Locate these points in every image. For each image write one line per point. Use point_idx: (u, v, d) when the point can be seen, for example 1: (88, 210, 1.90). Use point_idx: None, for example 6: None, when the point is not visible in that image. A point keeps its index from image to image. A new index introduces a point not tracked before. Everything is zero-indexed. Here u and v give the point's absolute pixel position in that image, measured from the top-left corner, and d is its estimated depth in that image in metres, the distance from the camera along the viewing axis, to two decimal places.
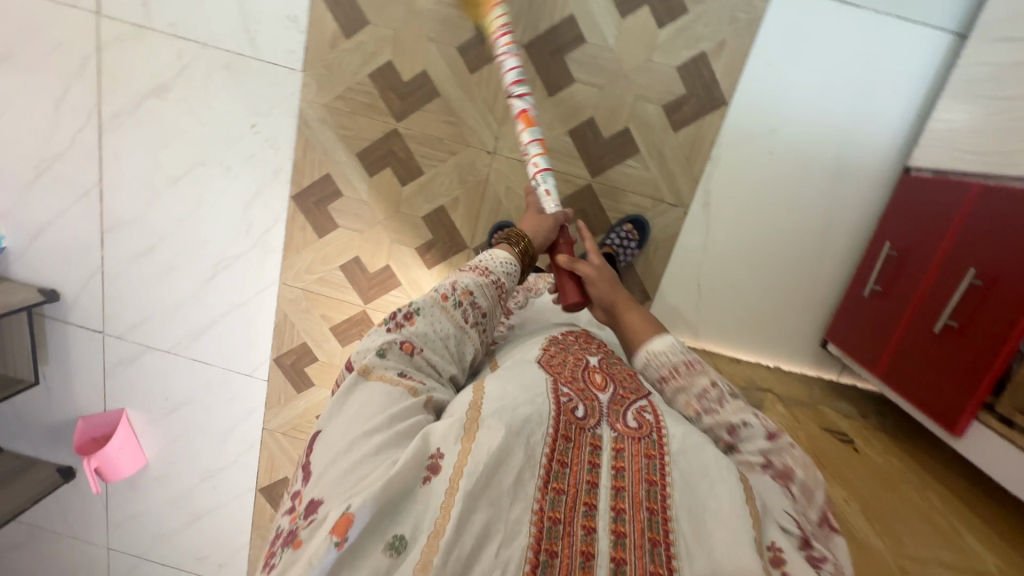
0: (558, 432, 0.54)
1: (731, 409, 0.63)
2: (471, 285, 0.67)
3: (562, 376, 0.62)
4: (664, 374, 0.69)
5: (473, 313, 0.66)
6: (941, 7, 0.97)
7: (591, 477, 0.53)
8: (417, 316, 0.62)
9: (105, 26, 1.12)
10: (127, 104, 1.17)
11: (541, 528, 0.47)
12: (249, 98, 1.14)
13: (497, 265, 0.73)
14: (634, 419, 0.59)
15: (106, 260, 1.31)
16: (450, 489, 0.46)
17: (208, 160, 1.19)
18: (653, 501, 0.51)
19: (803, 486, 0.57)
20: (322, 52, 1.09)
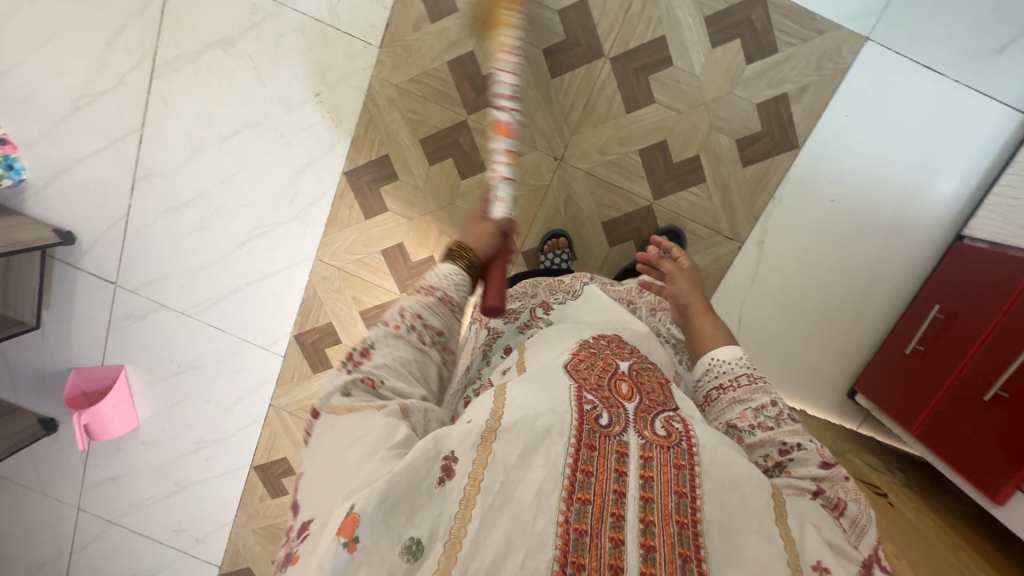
0: (581, 441, 0.47)
1: (788, 429, 0.58)
2: (418, 308, 0.59)
3: (586, 381, 0.53)
4: (722, 383, 0.66)
5: (430, 335, 0.59)
6: (1017, 87, 0.99)
7: (617, 487, 0.45)
8: (373, 351, 0.55)
9: None
10: (187, 51, 1.12)
11: (566, 540, 0.41)
12: (318, 66, 1.10)
13: (444, 281, 0.64)
14: (662, 427, 0.50)
15: (135, 208, 1.24)
16: (466, 500, 0.43)
17: (263, 122, 1.15)
18: (683, 514, 0.44)
19: (854, 521, 0.53)
20: (404, 33, 1.07)
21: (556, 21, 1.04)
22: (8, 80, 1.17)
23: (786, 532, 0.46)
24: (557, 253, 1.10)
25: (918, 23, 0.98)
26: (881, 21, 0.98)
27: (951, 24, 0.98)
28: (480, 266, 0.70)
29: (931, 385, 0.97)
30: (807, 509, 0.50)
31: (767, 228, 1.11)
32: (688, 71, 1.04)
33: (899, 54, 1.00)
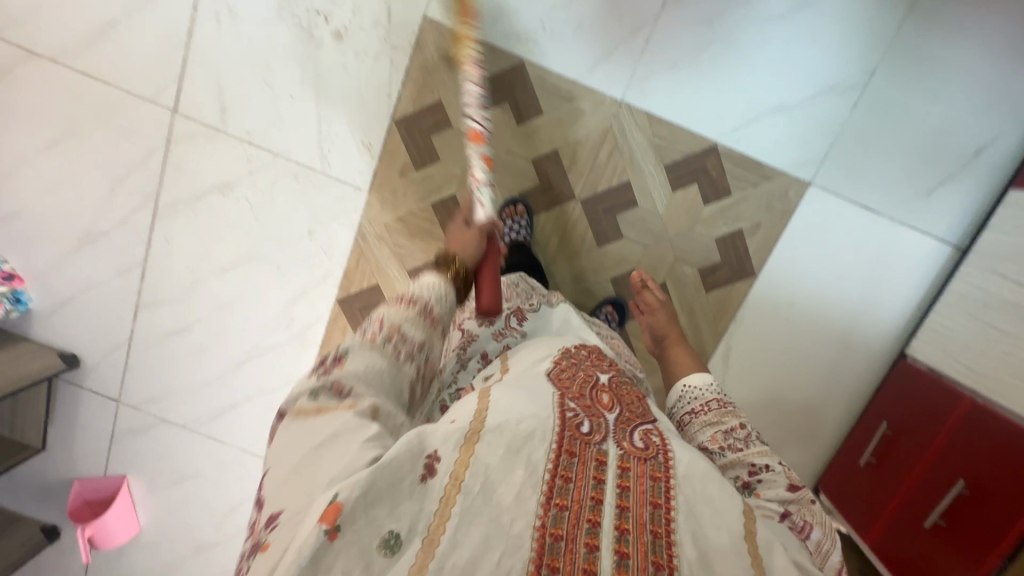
0: (562, 448, 0.53)
1: (755, 451, 0.70)
2: (397, 320, 0.63)
3: (570, 392, 0.62)
4: (695, 408, 0.79)
5: (407, 347, 0.62)
6: (947, 223, 1.10)
7: (596, 494, 0.51)
8: (346, 359, 0.58)
9: (179, 123, 1.15)
10: (187, 194, 1.19)
11: (542, 545, 0.45)
12: (312, 208, 1.18)
13: (426, 292, 0.67)
14: (640, 440, 0.59)
15: (137, 333, 1.31)
16: (446, 498, 0.46)
17: (259, 257, 1.23)
18: (657, 524, 0.49)
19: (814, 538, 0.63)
20: (391, 178, 1.15)
21: (530, 168, 1.13)
22: (17, 220, 1.24)
23: (753, 551, 0.50)
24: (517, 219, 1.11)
25: (856, 168, 1.09)
26: (823, 166, 1.09)
27: (885, 168, 1.08)
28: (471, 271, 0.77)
29: (883, 497, 1.06)
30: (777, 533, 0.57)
31: (732, 343, 1.19)
32: (652, 211, 1.13)
33: (840, 193, 1.10)
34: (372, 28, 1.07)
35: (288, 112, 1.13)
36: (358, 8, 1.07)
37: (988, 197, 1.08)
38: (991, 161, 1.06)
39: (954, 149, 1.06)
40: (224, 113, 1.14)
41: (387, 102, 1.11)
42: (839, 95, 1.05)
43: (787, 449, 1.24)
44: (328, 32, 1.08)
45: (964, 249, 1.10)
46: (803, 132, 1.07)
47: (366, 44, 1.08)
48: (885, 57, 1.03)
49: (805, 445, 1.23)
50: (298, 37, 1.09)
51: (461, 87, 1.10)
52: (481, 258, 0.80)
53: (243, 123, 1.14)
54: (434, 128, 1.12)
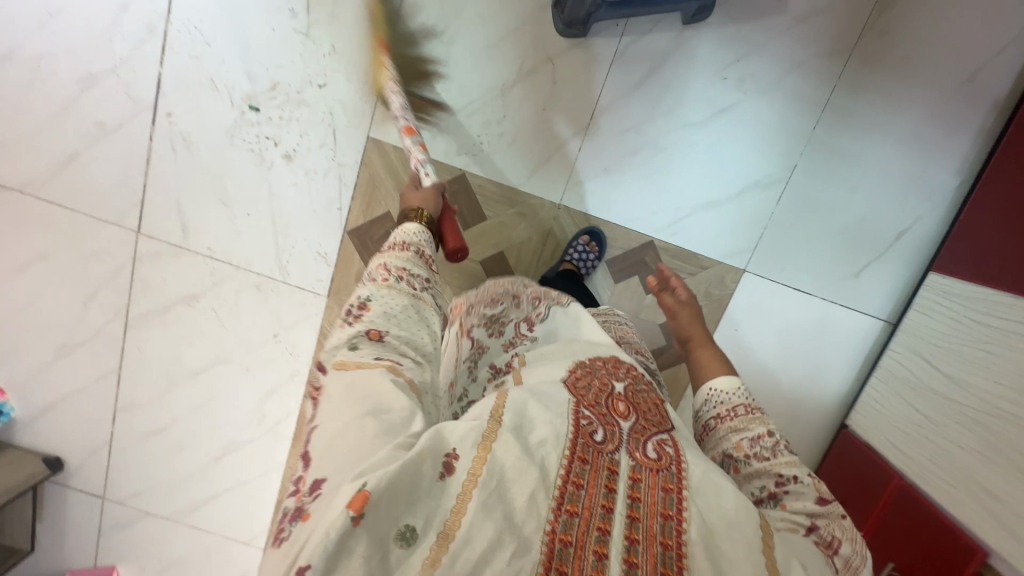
0: (574, 454, 0.50)
1: (783, 461, 0.61)
2: (403, 262, 0.66)
3: (584, 398, 0.58)
4: (719, 413, 0.70)
5: (419, 281, 0.65)
6: (876, 302, 1.16)
7: (606, 502, 0.48)
8: (371, 303, 0.59)
9: (143, 242, 1.21)
10: (156, 306, 1.25)
11: (551, 549, 0.43)
12: (275, 313, 1.24)
13: (414, 238, 0.73)
14: (653, 450, 0.55)
15: (117, 435, 1.36)
16: (463, 494, 0.43)
17: (229, 359, 1.28)
18: (668, 535, 0.47)
19: (848, 561, 0.53)
20: (347, 283, 1.21)
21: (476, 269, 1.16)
22: None
23: (770, 563, 0.47)
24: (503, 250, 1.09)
25: (786, 255, 1.14)
26: (754, 256, 1.15)
27: (813, 254, 1.14)
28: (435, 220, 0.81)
29: None
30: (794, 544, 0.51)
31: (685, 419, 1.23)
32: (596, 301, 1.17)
33: (773, 279, 1.16)
34: (319, 149, 1.13)
35: (246, 227, 1.18)
36: (304, 131, 1.12)
37: (914, 275, 1.13)
38: (914, 243, 1.12)
39: (877, 235, 1.12)
40: (186, 232, 1.19)
41: (338, 215, 1.17)
42: (765, 190, 1.11)
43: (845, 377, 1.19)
44: (278, 154, 1.13)
45: (894, 325, 1.15)
46: (734, 224, 1.13)
47: (314, 163, 1.14)
48: (804, 155, 1.09)
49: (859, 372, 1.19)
50: (250, 160, 1.14)
51: None
52: (441, 214, 0.84)
53: (204, 240, 1.20)
54: (385, 236, 1.17)
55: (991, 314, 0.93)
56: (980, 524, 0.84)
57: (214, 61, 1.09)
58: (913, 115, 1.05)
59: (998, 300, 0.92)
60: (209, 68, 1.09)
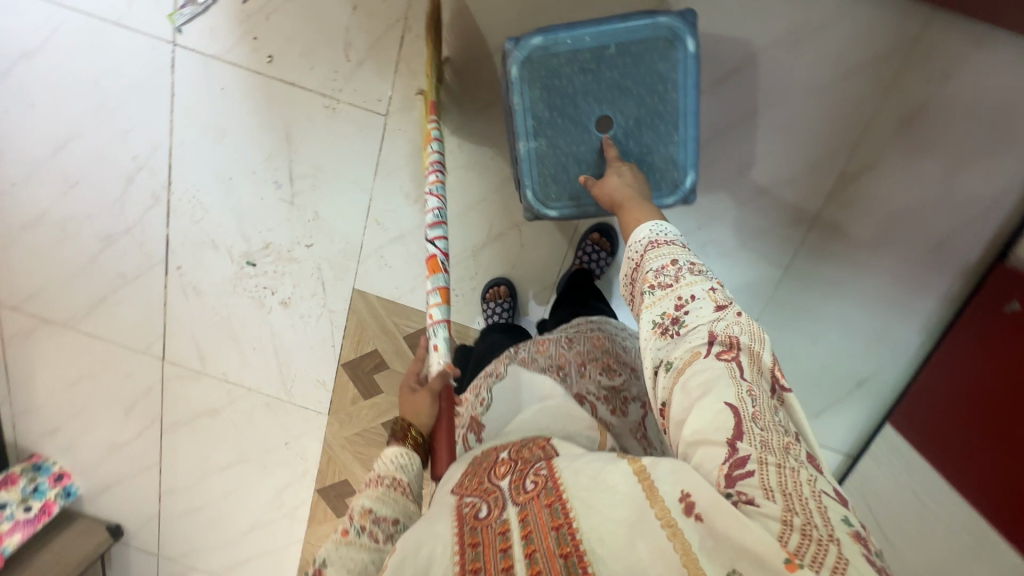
0: (463, 543, 0.56)
1: (685, 283, 0.61)
2: (368, 504, 0.66)
3: (466, 486, 0.64)
4: (635, 262, 0.68)
5: (384, 529, 0.65)
6: (837, 437, 1.20)
7: (505, 563, 0.52)
8: (326, 568, 0.60)
9: (169, 367, 1.37)
10: (185, 416, 1.43)
11: None
12: (285, 426, 1.40)
13: (389, 468, 0.71)
14: (530, 481, 0.59)
15: (164, 511, 1.59)
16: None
17: (250, 459, 1.46)
18: (565, 545, 0.51)
19: (751, 350, 0.55)
20: (345, 405, 1.35)
21: None
22: (57, 435, 1.52)
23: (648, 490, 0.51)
24: (499, 302, 1.13)
25: None
26: None
27: None
28: (425, 434, 0.76)
29: None
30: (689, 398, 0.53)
31: None
32: None
33: None
34: (311, 297, 1.24)
35: (253, 358, 1.33)
36: (297, 282, 1.22)
37: (875, 418, 1.17)
38: (876, 389, 1.15)
39: (839, 380, 1.15)
40: (204, 360, 1.35)
41: (332, 350, 1.29)
42: None
43: (827, 428, 1.20)
44: (275, 301, 1.25)
45: (853, 459, 1.20)
46: None
47: (308, 308, 1.25)
48: (765, 311, 1.12)
49: (845, 410, 1.17)
50: (252, 305, 1.26)
51: (392, 338, 1.25)
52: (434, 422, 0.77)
53: (219, 367, 1.35)
54: (375, 368, 1.29)
55: (948, 513, 0.94)
56: None
57: (213, 224, 1.19)
58: (876, 276, 1.06)
59: (948, 491, 0.95)
60: (209, 231, 1.20)
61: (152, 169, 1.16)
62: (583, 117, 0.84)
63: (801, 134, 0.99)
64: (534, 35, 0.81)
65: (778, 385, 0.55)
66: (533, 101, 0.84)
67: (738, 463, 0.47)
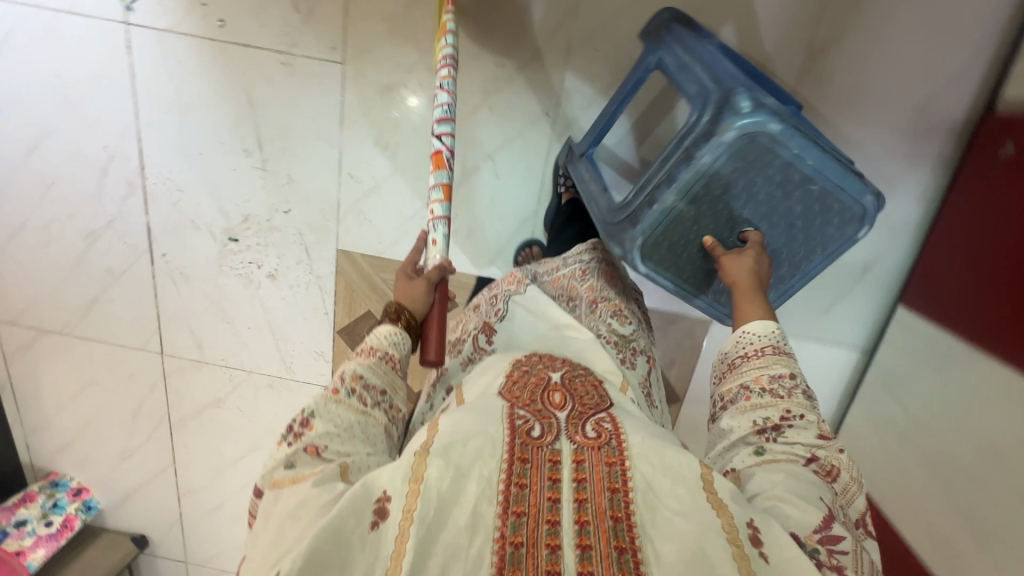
0: (513, 457, 0.57)
1: (797, 401, 0.66)
2: (358, 370, 0.69)
3: (519, 402, 0.65)
4: (746, 352, 0.72)
5: (371, 395, 0.69)
6: (850, 333, 1.16)
7: (551, 494, 0.54)
8: (314, 420, 0.65)
9: (169, 361, 1.37)
10: (191, 410, 1.43)
11: (502, 557, 0.48)
12: (290, 406, 1.39)
13: (382, 341, 0.74)
14: (592, 430, 0.61)
15: (186, 514, 1.59)
16: (400, 535, 0.49)
17: (261, 446, 1.45)
18: (617, 509, 0.53)
19: (843, 487, 0.62)
20: None
21: None
22: (70, 449, 1.52)
23: (714, 502, 0.53)
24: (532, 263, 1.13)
25: None
26: None
27: None
28: (417, 319, 0.77)
29: None
30: (785, 478, 0.59)
31: None
32: None
33: None
34: (297, 265, 1.23)
35: (249, 338, 1.32)
36: (281, 252, 1.22)
37: (886, 306, 1.13)
38: (881, 274, 1.11)
39: (841, 271, 1.12)
40: (202, 348, 1.34)
41: (325, 318, 1.27)
42: None
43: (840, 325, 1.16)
44: (262, 275, 1.24)
45: (871, 353, 1.16)
46: None
47: (295, 278, 1.24)
48: None
49: (854, 302, 1.13)
50: (241, 283, 1.26)
51: (383, 297, 1.24)
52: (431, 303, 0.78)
53: (218, 353, 1.34)
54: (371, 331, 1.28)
55: (966, 374, 0.90)
56: None
57: (190, 204, 1.19)
58: (862, 153, 1.03)
59: (968, 355, 0.91)
60: (188, 211, 1.20)
61: (124, 156, 1.16)
62: (736, 220, 0.80)
63: (762, 16, 0.97)
64: (733, 130, 0.71)
65: (863, 521, 0.62)
66: (698, 195, 0.76)
67: (825, 544, 0.53)
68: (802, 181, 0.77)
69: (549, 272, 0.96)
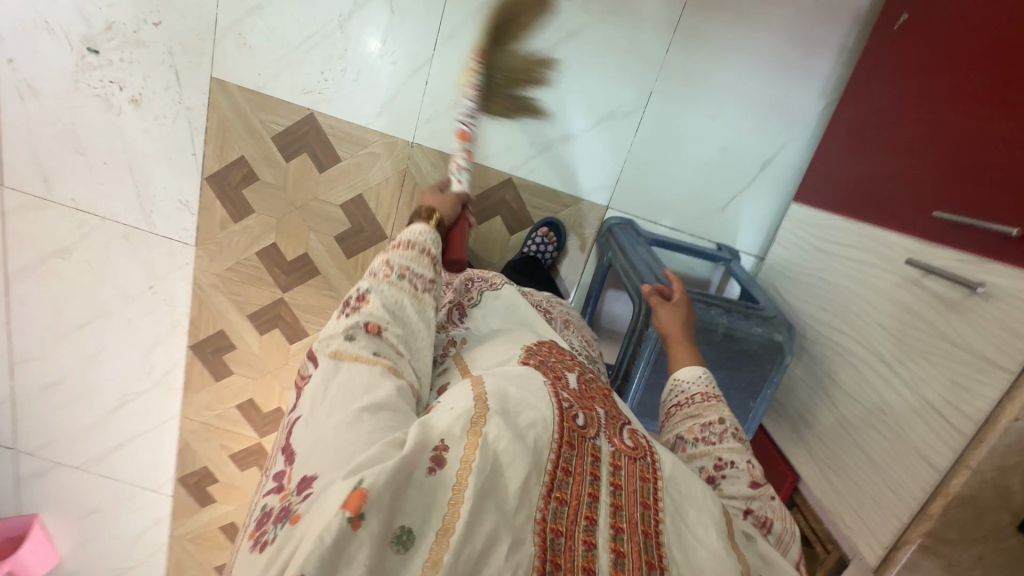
0: (562, 440, 0.43)
1: (729, 447, 0.51)
2: (407, 258, 0.59)
3: (556, 381, 0.50)
4: (680, 401, 0.58)
5: (422, 282, 0.59)
6: (747, 235, 1.12)
7: (593, 490, 0.42)
8: (371, 295, 0.55)
9: (7, 196, 1.20)
10: (31, 261, 1.26)
11: (544, 540, 0.37)
12: (148, 266, 1.24)
13: (421, 236, 0.62)
14: (630, 436, 0.48)
15: (17, 391, 1.39)
16: (459, 483, 0.36)
17: (111, 312, 1.29)
18: (648, 523, 0.41)
19: (779, 539, 0.47)
20: (213, 233, 1.20)
21: (339, 213, 1.16)
22: None
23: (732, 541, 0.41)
24: None
25: (649, 194, 1.10)
26: (616, 192, 1.11)
27: (679, 182, 1.09)
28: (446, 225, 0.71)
29: None
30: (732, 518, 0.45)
31: None
32: None
33: (636, 217, 1.12)
34: (164, 91, 1.10)
35: (105, 177, 1.17)
36: (146, 74, 1.09)
37: (779, 207, 1.10)
38: (780, 171, 1.07)
39: (740, 162, 1.08)
40: (47, 183, 1.18)
41: (194, 161, 1.15)
42: (621, 121, 1.06)
43: (733, 225, 1.11)
44: (124, 99, 1.11)
45: (762, 259, 1.12)
46: (592, 159, 1.09)
47: (162, 107, 1.11)
48: (659, 82, 1.04)
49: (749, 200, 1.10)
50: (98, 106, 1.12)
51: (258, 140, 1.12)
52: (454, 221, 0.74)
53: (67, 192, 1.19)
54: (243, 182, 1.15)
55: (833, 240, 0.87)
56: (797, 458, 0.82)
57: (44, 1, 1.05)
58: (770, 31, 1.00)
59: (841, 225, 0.87)
60: (42, 10, 1.06)
61: None
62: None
63: None
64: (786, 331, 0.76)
65: None
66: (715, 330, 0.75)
67: None
68: (757, 387, 0.78)
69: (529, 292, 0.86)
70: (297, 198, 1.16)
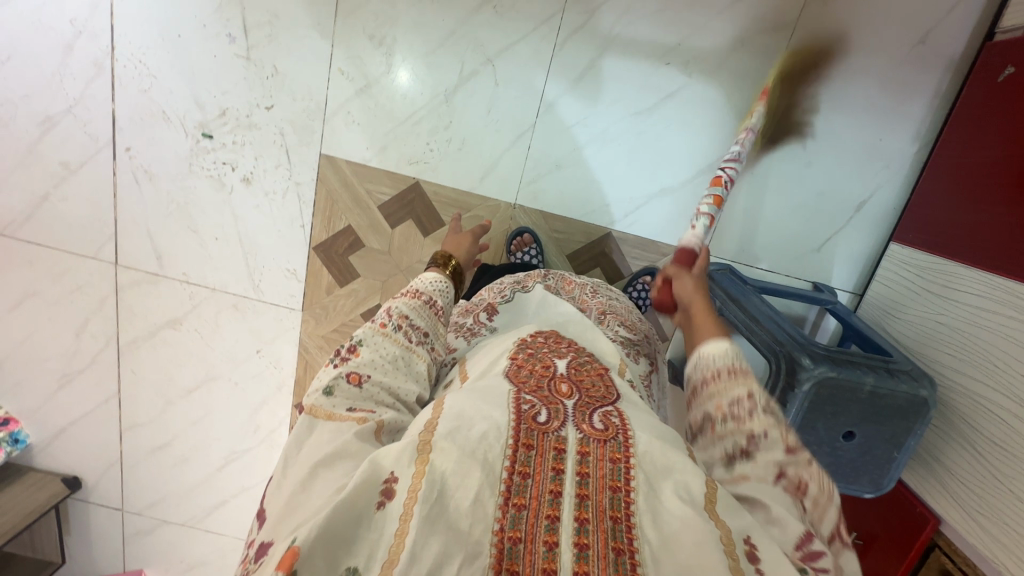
0: (517, 441, 0.45)
1: (730, 379, 0.51)
2: (405, 309, 0.61)
3: (525, 384, 0.53)
4: None
5: (416, 333, 0.60)
6: (842, 272, 1.15)
7: (554, 486, 0.43)
8: (361, 347, 0.56)
9: (122, 273, 1.25)
10: (143, 331, 1.31)
11: (500, 550, 0.38)
12: (255, 330, 1.28)
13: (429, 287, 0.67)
14: (600, 421, 0.49)
15: (125, 454, 1.44)
16: (404, 514, 0.38)
17: (220, 376, 1.34)
18: (617, 508, 0.42)
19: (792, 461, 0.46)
20: (320, 297, 1.24)
21: None
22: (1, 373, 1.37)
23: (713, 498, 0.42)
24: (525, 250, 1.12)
25: (746, 239, 1.14)
26: (713, 239, 1.14)
27: (775, 226, 1.13)
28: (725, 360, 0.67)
29: None
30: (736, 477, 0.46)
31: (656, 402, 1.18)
32: None
33: (733, 261, 1.15)
34: (275, 169, 1.15)
35: (215, 250, 1.22)
36: (259, 154, 1.14)
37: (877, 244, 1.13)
38: (876, 211, 1.11)
39: (835, 204, 1.11)
40: (160, 260, 1.24)
41: (301, 232, 1.20)
42: (717, 173, 1.10)
43: (832, 263, 1.14)
44: (236, 178, 1.16)
45: (860, 294, 1.15)
46: (690, 210, 1.13)
47: (272, 184, 1.16)
48: (755, 134, 1.07)
49: (845, 239, 1.13)
50: (211, 186, 1.17)
51: (366, 210, 1.17)
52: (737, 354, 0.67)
53: (178, 266, 1.24)
54: (349, 248, 1.20)
55: (954, 287, 0.90)
56: (937, 499, 0.87)
57: (163, 92, 1.11)
58: (862, 81, 1.04)
59: (957, 272, 0.90)
60: (159, 100, 1.11)
61: (93, 32, 1.08)
62: (844, 425, 0.80)
63: None
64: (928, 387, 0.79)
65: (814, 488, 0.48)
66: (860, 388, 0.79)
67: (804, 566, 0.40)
68: (901, 439, 0.81)
69: (560, 280, 0.86)
70: (402, 261, 1.20)
